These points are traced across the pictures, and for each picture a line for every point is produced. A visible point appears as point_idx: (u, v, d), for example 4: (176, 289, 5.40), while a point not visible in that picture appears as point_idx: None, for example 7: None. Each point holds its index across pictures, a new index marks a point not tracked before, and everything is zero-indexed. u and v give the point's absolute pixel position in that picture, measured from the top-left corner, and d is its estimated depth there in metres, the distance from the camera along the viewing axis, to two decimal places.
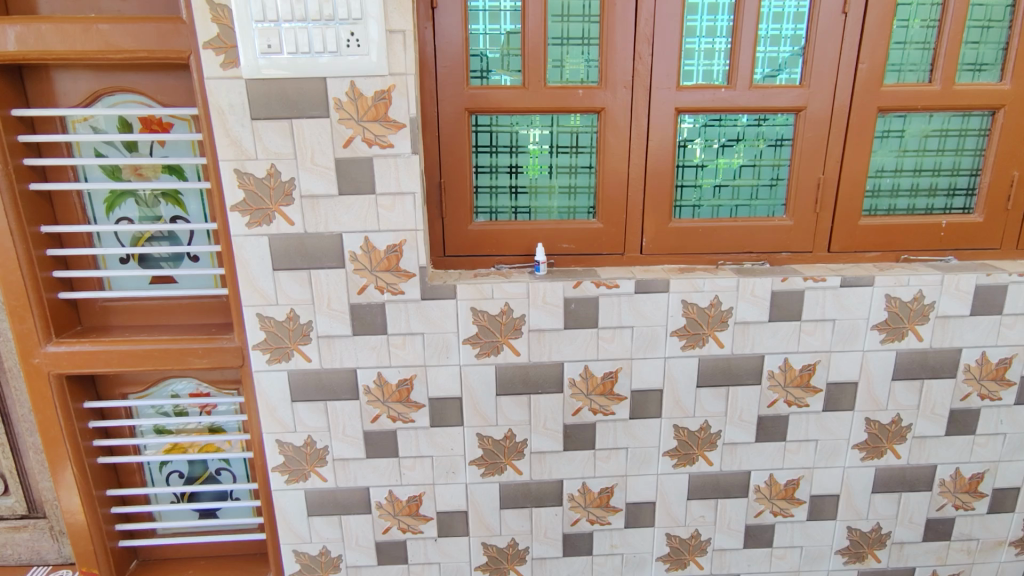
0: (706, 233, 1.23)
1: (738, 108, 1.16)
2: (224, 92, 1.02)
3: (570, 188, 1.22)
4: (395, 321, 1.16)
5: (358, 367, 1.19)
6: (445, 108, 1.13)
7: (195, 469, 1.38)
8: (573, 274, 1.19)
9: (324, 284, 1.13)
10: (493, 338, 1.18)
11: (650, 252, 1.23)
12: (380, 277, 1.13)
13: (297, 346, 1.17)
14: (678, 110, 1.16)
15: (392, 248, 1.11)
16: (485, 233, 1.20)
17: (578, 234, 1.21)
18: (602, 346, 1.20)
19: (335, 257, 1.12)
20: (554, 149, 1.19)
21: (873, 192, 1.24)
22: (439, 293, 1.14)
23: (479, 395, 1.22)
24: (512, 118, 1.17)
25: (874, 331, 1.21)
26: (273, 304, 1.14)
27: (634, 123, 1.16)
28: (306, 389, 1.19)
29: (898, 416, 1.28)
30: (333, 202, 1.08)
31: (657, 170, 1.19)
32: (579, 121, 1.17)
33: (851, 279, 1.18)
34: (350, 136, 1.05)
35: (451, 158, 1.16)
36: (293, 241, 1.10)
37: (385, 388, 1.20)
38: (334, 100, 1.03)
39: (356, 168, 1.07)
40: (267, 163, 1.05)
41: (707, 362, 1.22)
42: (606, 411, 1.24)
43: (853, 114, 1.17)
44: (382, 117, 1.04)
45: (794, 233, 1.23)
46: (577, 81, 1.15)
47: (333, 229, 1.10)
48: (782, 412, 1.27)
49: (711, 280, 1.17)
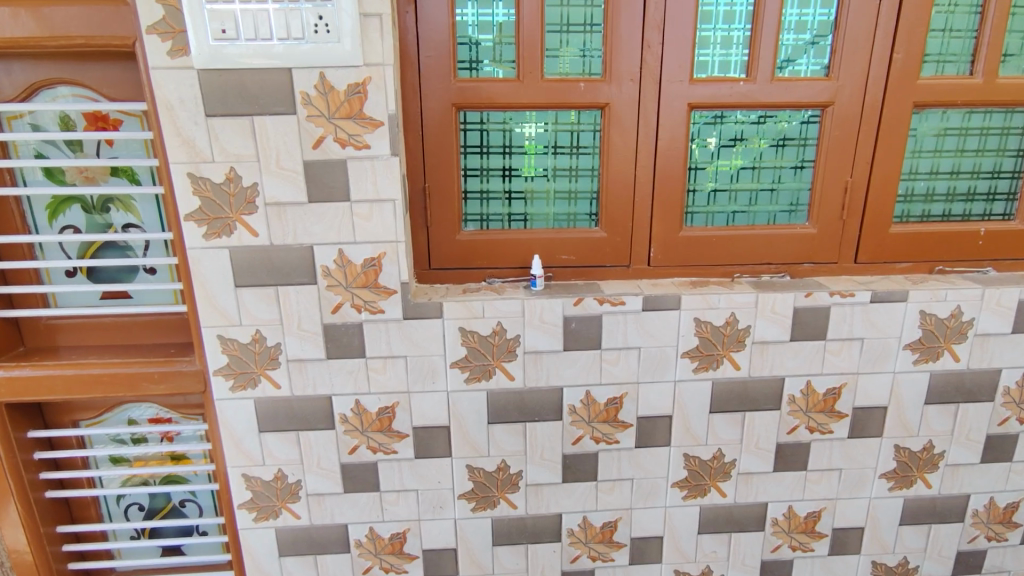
0: (720, 243, 1.10)
1: (759, 103, 1.04)
2: (173, 85, 0.88)
3: (570, 192, 1.09)
4: (374, 343, 1.03)
5: (335, 393, 1.06)
6: (429, 103, 1.00)
7: (157, 501, 1.26)
8: (573, 289, 1.06)
9: (294, 303, 1.00)
10: (484, 362, 1.06)
11: (659, 264, 1.11)
12: (357, 294, 1.00)
13: (264, 371, 1.04)
14: (691, 106, 1.03)
15: (370, 262, 0.99)
16: (474, 243, 1.08)
17: (579, 244, 1.09)
18: (605, 370, 1.08)
19: (306, 272, 0.99)
20: (552, 149, 1.06)
21: (905, 197, 1.12)
22: (423, 312, 1.02)
23: (468, 423, 1.09)
24: (505, 114, 1.04)
25: (906, 351, 1.10)
26: (236, 325, 1.01)
27: (642, 121, 1.04)
28: (275, 419, 1.07)
29: (930, 443, 1.17)
30: (301, 211, 0.95)
31: (667, 173, 1.06)
32: (580, 118, 1.05)
33: (883, 294, 1.06)
34: (320, 136, 0.92)
35: (436, 160, 1.03)
36: (258, 254, 0.97)
37: (365, 416, 1.08)
38: (301, 94, 0.90)
39: (328, 172, 0.94)
40: (225, 166, 0.92)
41: (722, 386, 1.10)
42: (609, 440, 1.12)
43: (886, 110, 1.04)
44: (357, 115, 0.91)
45: (818, 242, 1.11)
46: (578, 73, 1.02)
47: (303, 240, 0.97)
48: (803, 439, 1.15)
49: (727, 295, 1.05)
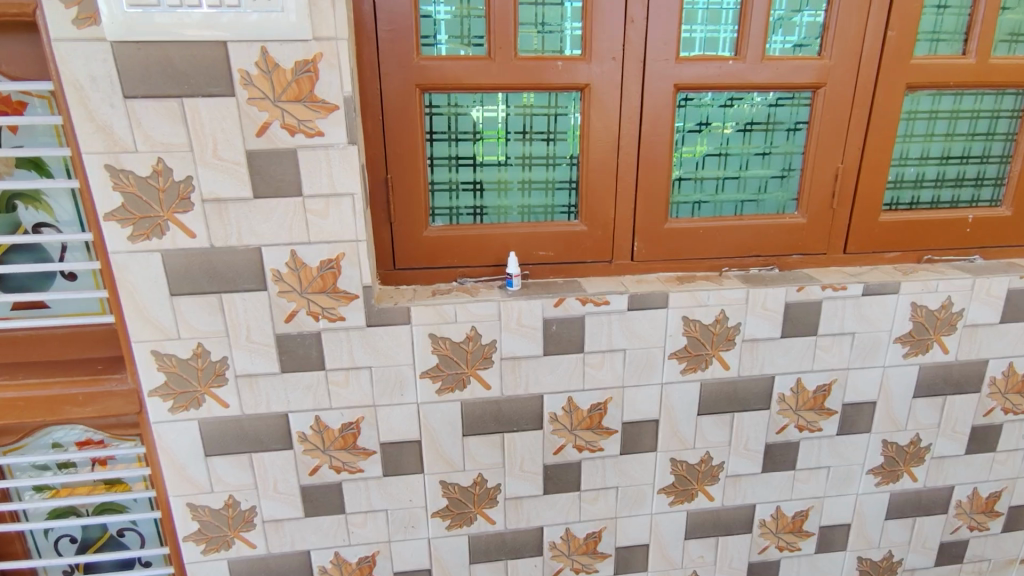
0: (707, 235, 1.03)
1: (749, 84, 0.96)
2: (81, 61, 0.74)
3: (547, 183, 1.00)
4: (335, 354, 0.93)
5: (292, 410, 0.95)
6: (390, 84, 0.89)
7: (92, 532, 1.13)
8: (553, 288, 0.98)
9: (241, 312, 0.88)
10: (458, 370, 0.97)
11: (643, 259, 1.03)
12: (313, 300, 0.90)
13: (209, 390, 0.91)
14: (677, 87, 0.95)
15: (327, 264, 0.88)
16: (444, 240, 0.98)
17: (557, 239, 1.00)
18: (588, 375, 1.00)
19: (253, 277, 0.87)
20: (527, 136, 0.97)
21: (895, 183, 1.06)
22: (389, 318, 0.92)
23: (441, 436, 1.00)
24: (475, 97, 0.93)
25: (897, 344, 1.06)
26: (173, 339, 0.88)
27: (625, 104, 0.95)
28: (222, 442, 0.94)
29: (918, 437, 1.14)
30: (246, 208, 0.83)
31: (651, 161, 0.98)
32: (557, 100, 0.95)
33: (875, 287, 1.01)
34: (265, 122, 0.80)
35: (398, 148, 0.92)
36: (196, 258, 0.85)
37: (326, 434, 0.97)
38: (240, 72, 0.77)
39: (277, 163, 0.82)
40: (152, 157, 0.79)
41: (710, 386, 1.04)
42: (593, 447, 1.05)
43: (879, 92, 0.98)
44: (307, 97, 0.80)
45: (807, 233, 1.05)
46: (555, 50, 0.93)
47: (249, 241, 0.85)
48: (792, 438, 1.10)
49: (717, 292, 0.98)
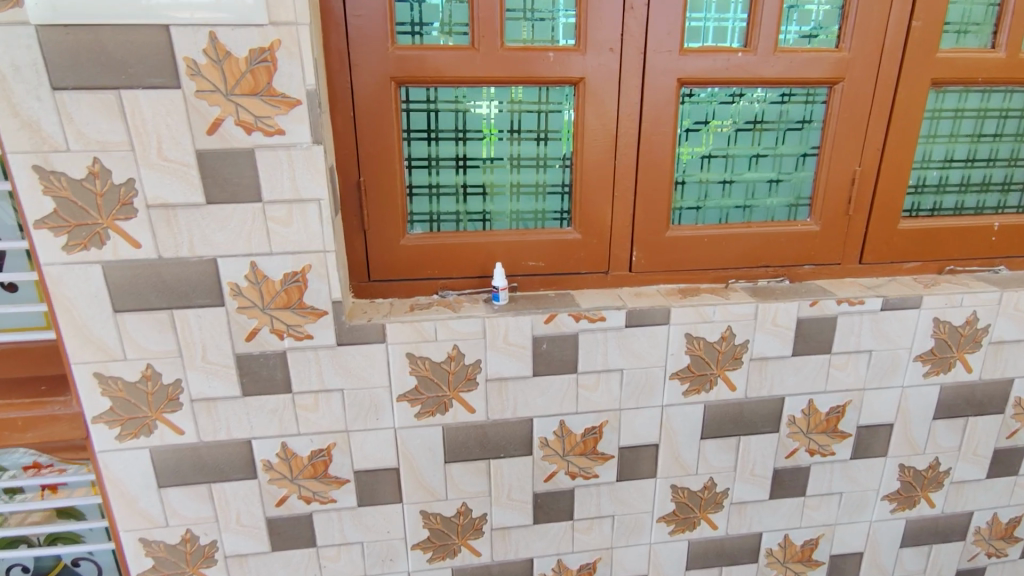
0: (711, 244, 0.95)
1: (760, 79, 0.87)
2: (3, 47, 0.65)
3: (537, 186, 0.91)
4: (302, 375, 0.84)
5: (255, 437, 0.86)
6: (362, 77, 0.80)
7: (45, 561, 1.05)
8: (544, 302, 0.89)
9: (195, 330, 0.79)
10: (439, 393, 0.88)
11: (641, 270, 0.95)
12: (277, 317, 0.81)
13: (161, 415, 0.82)
14: (681, 82, 0.86)
15: (292, 277, 0.79)
16: (424, 250, 0.89)
17: (548, 248, 0.91)
18: (582, 397, 0.92)
19: (208, 291, 0.78)
20: (515, 134, 0.88)
21: (916, 188, 0.98)
22: (362, 336, 0.83)
23: (421, 463, 0.92)
24: (457, 92, 0.84)
25: (917, 363, 0.97)
26: (119, 360, 0.79)
27: (623, 100, 0.86)
28: (177, 471, 0.86)
29: (936, 461, 1.06)
30: (198, 215, 0.74)
31: (652, 164, 0.90)
32: (548, 96, 0.86)
33: (894, 301, 0.93)
34: (217, 118, 0.71)
35: (371, 148, 0.83)
36: (143, 271, 0.76)
37: (294, 462, 0.88)
38: (185, 61, 0.68)
39: (232, 165, 0.73)
40: (87, 157, 0.70)
41: (715, 409, 0.96)
42: (587, 474, 0.97)
43: (901, 88, 0.90)
44: (265, 90, 0.71)
45: (821, 241, 0.97)
46: (546, 40, 0.84)
47: (203, 252, 0.76)
48: (803, 463, 1.02)
49: (723, 307, 0.90)
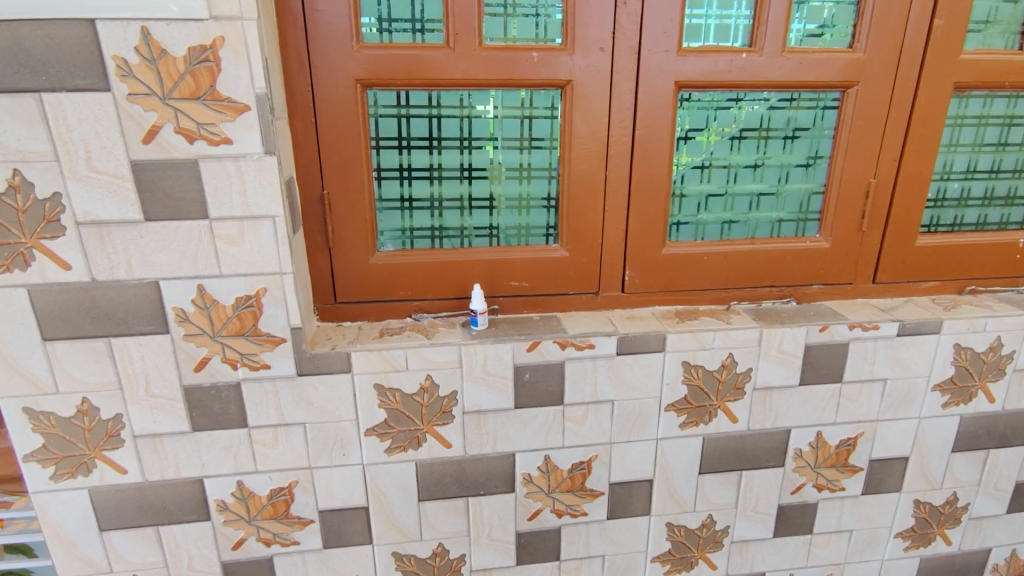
0: (711, 262, 0.87)
1: (766, 83, 0.79)
2: None
3: (520, 199, 0.83)
4: (258, 409, 0.76)
5: (207, 475, 0.78)
6: (323, 78, 0.72)
7: None
8: (527, 327, 0.81)
9: (137, 360, 0.71)
10: (412, 427, 0.80)
11: (635, 290, 0.87)
12: (228, 346, 0.73)
13: (101, 453, 0.75)
14: (679, 85, 0.78)
15: (245, 302, 0.71)
16: (395, 269, 0.81)
17: (533, 267, 0.83)
18: (569, 430, 0.84)
19: (151, 318, 0.70)
20: (495, 142, 0.79)
21: (936, 201, 0.90)
22: (325, 366, 0.75)
23: (393, 502, 0.84)
24: (431, 96, 0.76)
25: (935, 392, 0.89)
26: (51, 394, 0.71)
27: (614, 105, 0.78)
28: (120, 513, 0.78)
29: (954, 496, 0.98)
30: (135, 233, 0.66)
31: (646, 175, 0.81)
32: (532, 100, 0.78)
33: (912, 326, 0.85)
34: (154, 125, 0.63)
35: (335, 157, 0.75)
36: (74, 296, 0.68)
37: (251, 502, 0.80)
38: (115, 60, 0.61)
39: (173, 178, 0.65)
40: (6, 168, 0.62)
41: (715, 442, 0.88)
42: (575, 512, 0.89)
43: (921, 93, 0.81)
44: (207, 94, 0.63)
45: (831, 259, 0.89)
46: (529, 38, 0.76)
47: (142, 275, 0.68)
48: (810, 499, 0.94)
49: (724, 332, 0.82)
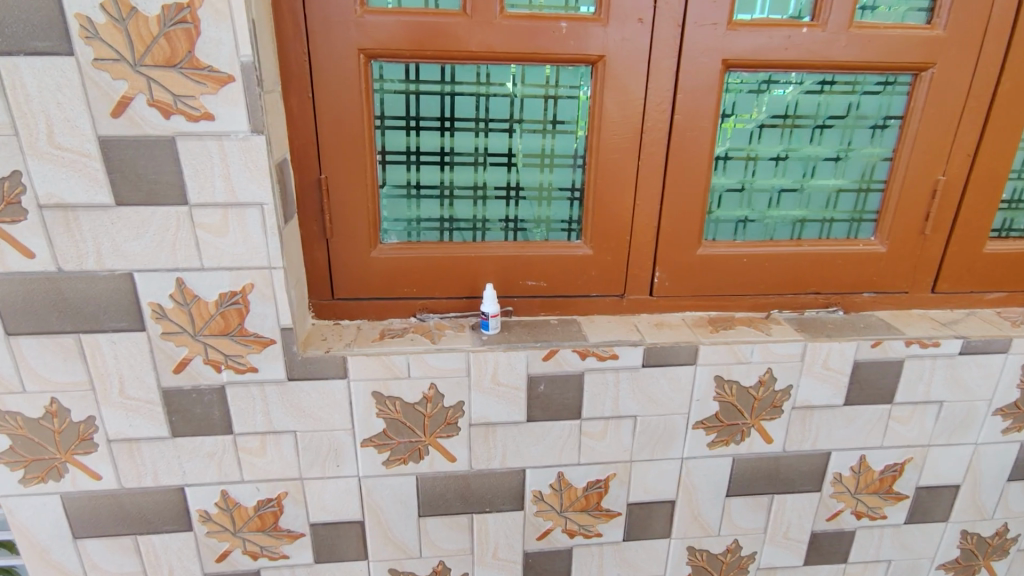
0: (750, 265, 0.78)
1: (827, 64, 0.69)
2: None
3: (541, 189, 0.74)
4: (244, 415, 0.69)
5: (189, 484, 0.71)
6: (322, 48, 0.63)
7: None
8: (544, 332, 0.73)
9: (110, 359, 0.64)
10: (412, 439, 0.73)
11: (665, 294, 0.78)
12: (211, 346, 0.65)
13: (72, 457, 0.69)
14: (727, 65, 0.68)
15: (229, 299, 0.63)
16: (400, 264, 0.73)
17: (552, 266, 0.75)
18: (586, 446, 0.76)
19: (124, 313, 0.63)
20: (515, 125, 0.70)
21: (1010, 202, 0.79)
22: (318, 370, 0.68)
23: (390, 517, 0.77)
24: (444, 70, 0.67)
25: (996, 417, 0.80)
26: (17, 393, 0.65)
27: (652, 86, 0.68)
28: (96, 520, 0.72)
29: (1005, 527, 0.89)
30: (105, 219, 0.59)
31: (684, 167, 0.72)
32: (558, 77, 0.69)
33: (977, 344, 0.76)
34: (124, 97, 0.55)
35: (334, 138, 0.67)
36: (39, 288, 0.61)
37: (236, 513, 0.74)
38: (79, 19, 0.52)
39: (147, 157, 0.57)
40: None
41: (746, 463, 0.80)
42: (589, 532, 0.82)
43: (1005, 79, 0.71)
44: (184, 62, 0.55)
45: (886, 265, 0.79)
46: (558, 6, 0.66)
47: (114, 266, 0.61)
48: (847, 527, 0.85)
49: (764, 345, 0.73)
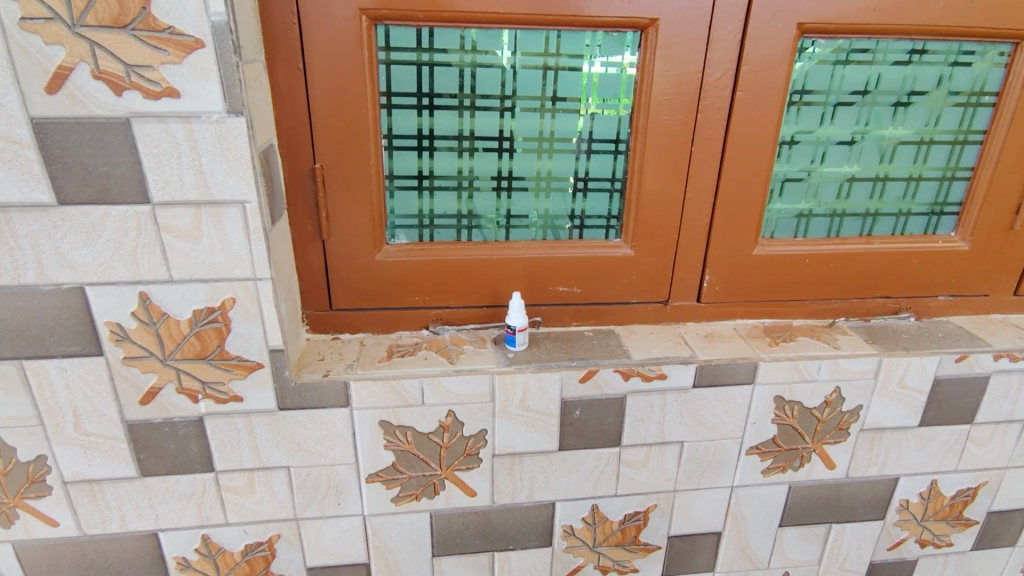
0: (815, 266, 0.67)
1: (918, 29, 0.58)
2: None
3: (576, 179, 0.62)
4: (227, 451, 0.58)
5: (164, 528, 0.61)
6: (315, 7, 0.51)
7: None
8: (579, 347, 0.63)
9: (61, 389, 0.53)
10: (426, 473, 0.62)
11: (716, 300, 0.67)
12: (184, 372, 0.54)
13: (23, 502, 0.58)
14: (802, 30, 0.57)
15: (205, 317, 0.52)
16: (409, 267, 0.62)
17: (587, 269, 0.64)
18: (625, 476, 0.66)
19: (77, 336, 0.51)
20: (547, 102, 0.59)
21: None
22: (316, 398, 0.57)
23: (400, 559, 0.67)
24: (464, 36, 0.55)
25: None
26: None
27: (712, 56, 0.57)
28: (54, 571, 0.61)
29: None
30: (46, 222, 0.47)
31: (745, 153, 0.61)
32: (600, 45, 0.57)
33: None
34: (63, 67, 0.43)
35: (330, 118, 0.55)
36: None
37: (221, 559, 0.63)
38: None
39: (95, 145, 0.45)
40: None
41: (804, 491, 0.70)
42: (624, 568, 0.72)
43: None
44: (138, 22, 0.43)
45: (967, 265, 0.69)
46: None
47: (60, 279, 0.49)
48: (909, 555, 0.77)
49: (834, 361, 0.63)
